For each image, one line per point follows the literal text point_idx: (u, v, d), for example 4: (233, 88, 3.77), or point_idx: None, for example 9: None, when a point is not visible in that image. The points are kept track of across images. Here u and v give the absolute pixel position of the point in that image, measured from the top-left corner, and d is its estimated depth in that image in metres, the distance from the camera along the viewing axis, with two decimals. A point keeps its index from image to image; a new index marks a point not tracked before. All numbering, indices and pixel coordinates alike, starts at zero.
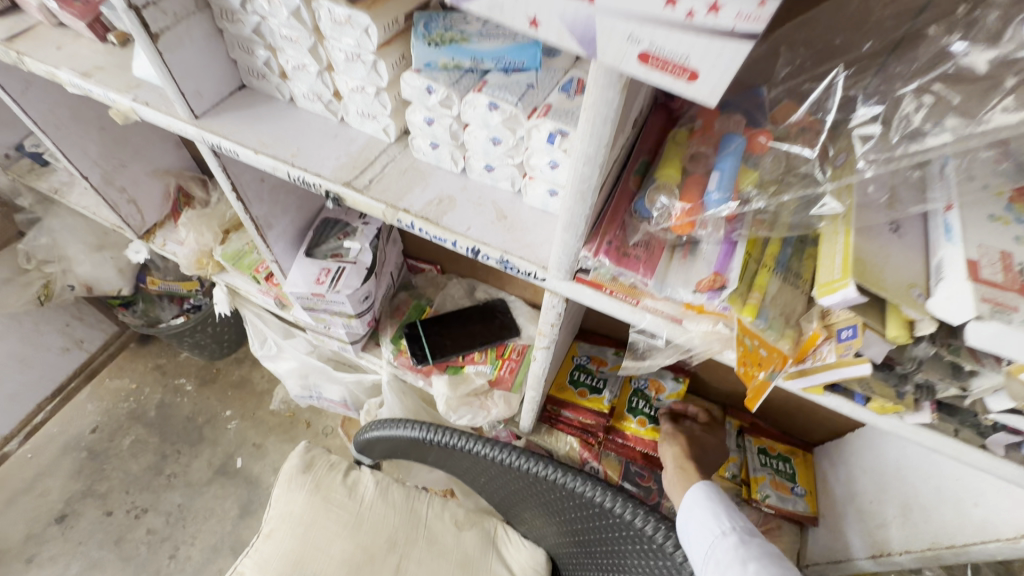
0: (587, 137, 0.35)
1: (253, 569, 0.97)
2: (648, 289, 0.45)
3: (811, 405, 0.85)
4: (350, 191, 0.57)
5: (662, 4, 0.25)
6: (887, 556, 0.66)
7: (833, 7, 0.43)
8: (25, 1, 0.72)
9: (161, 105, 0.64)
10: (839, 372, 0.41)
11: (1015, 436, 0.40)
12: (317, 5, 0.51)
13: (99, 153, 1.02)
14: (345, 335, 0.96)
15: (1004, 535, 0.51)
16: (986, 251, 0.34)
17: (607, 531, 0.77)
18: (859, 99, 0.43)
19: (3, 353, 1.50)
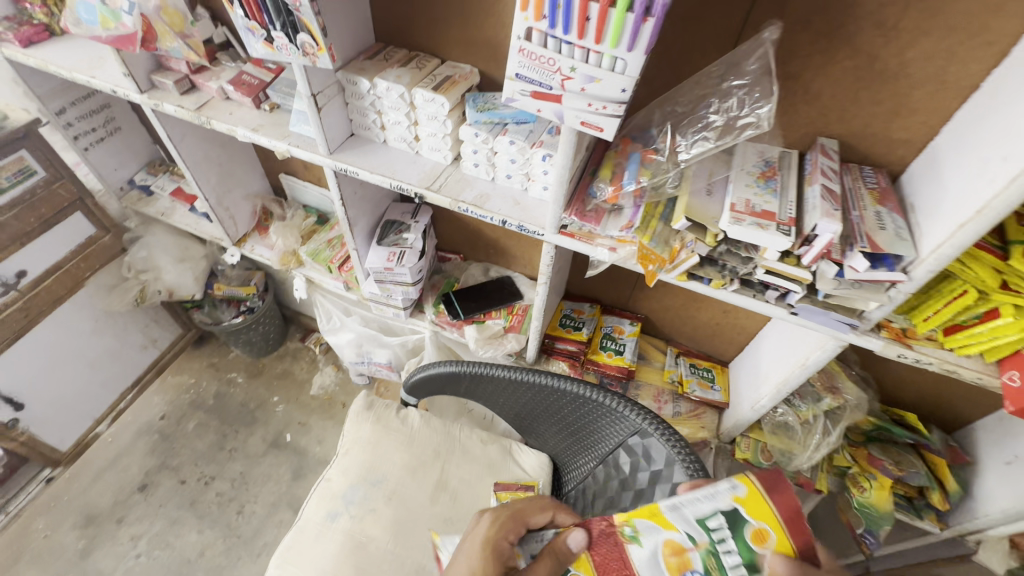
0: (563, 155, 0.79)
1: (338, 475, 1.34)
2: (598, 232, 0.89)
3: (722, 330, 1.28)
4: (429, 191, 0.99)
5: (587, 104, 0.68)
6: (759, 403, 1.09)
7: (675, 96, 0.86)
8: (206, 85, 1.14)
9: (306, 146, 1.05)
10: (687, 264, 0.83)
11: (777, 292, 0.83)
12: (414, 92, 0.94)
13: (216, 181, 1.42)
14: (401, 302, 1.36)
15: (800, 363, 0.95)
16: (740, 199, 0.77)
17: (589, 415, 1.14)
18: (679, 136, 0.82)
19: (101, 346, 1.85)
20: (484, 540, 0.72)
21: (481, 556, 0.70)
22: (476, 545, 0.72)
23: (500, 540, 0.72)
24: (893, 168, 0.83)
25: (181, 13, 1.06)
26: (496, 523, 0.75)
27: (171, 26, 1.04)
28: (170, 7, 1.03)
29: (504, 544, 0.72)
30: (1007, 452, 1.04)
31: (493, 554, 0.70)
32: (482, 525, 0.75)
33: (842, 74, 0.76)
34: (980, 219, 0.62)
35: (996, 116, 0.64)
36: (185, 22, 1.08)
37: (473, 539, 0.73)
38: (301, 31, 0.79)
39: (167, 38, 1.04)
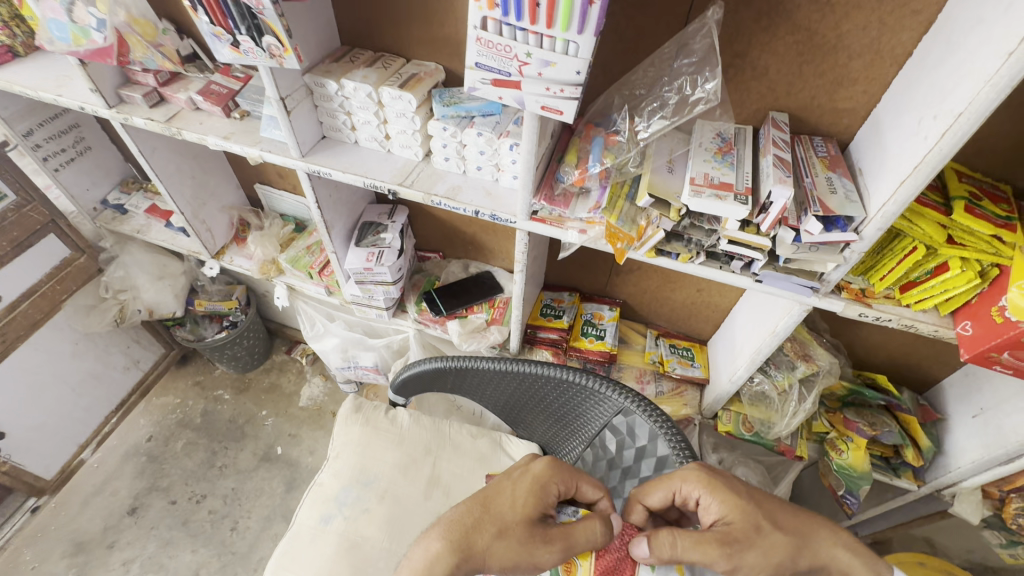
0: (528, 142, 0.81)
1: (330, 477, 1.34)
2: (568, 215, 0.92)
3: (698, 310, 1.31)
4: (402, 187, 1.01)
5: (545, 89, 0.70)
6: (736, 375, 1.12)
7: (634, 79, 0.89)
8: (175, 96, 1.14)
9: (279, 151, 1.06)
10: (653, 240, 0.86)
11: (742, 261, 0.86)
12: (381, 90, 0.96)
13: (191, 194, 1.42)
14: (383, 302, 1.37)
15: (771, 330, 0.99)
16: (698, 173, 0.79)
17: (574, 400, 1.16)
18: (640, 118, 0.86)
19: (82, 370, 1.82)
20: (533, 483, 0.78)
21: (527, 493, 0.77)
22: (524, 480, 0.78)
23: (548, 482, 0.78)
24: (841, 137, 0.87)
25: (153, 22, 1.09)
26: (550, 470, 0.80)
27: (142, 36, 1.07)
28: (141, 18, 1.06)
29: (551, 490, 0.78)
30: (973, 405, 1.09)
31: (540, 494, 0.77)
32: (535, 466, 0.80)
33: (786, 48, 0.80)
34: (917, 174, 0.66)
35: (928, 78, 0.68)
36: (158, 31, 1.10)
37: (523, 474, 0.79)
38: (265, 33, 0.81)
39: (139, 48, 1.08)
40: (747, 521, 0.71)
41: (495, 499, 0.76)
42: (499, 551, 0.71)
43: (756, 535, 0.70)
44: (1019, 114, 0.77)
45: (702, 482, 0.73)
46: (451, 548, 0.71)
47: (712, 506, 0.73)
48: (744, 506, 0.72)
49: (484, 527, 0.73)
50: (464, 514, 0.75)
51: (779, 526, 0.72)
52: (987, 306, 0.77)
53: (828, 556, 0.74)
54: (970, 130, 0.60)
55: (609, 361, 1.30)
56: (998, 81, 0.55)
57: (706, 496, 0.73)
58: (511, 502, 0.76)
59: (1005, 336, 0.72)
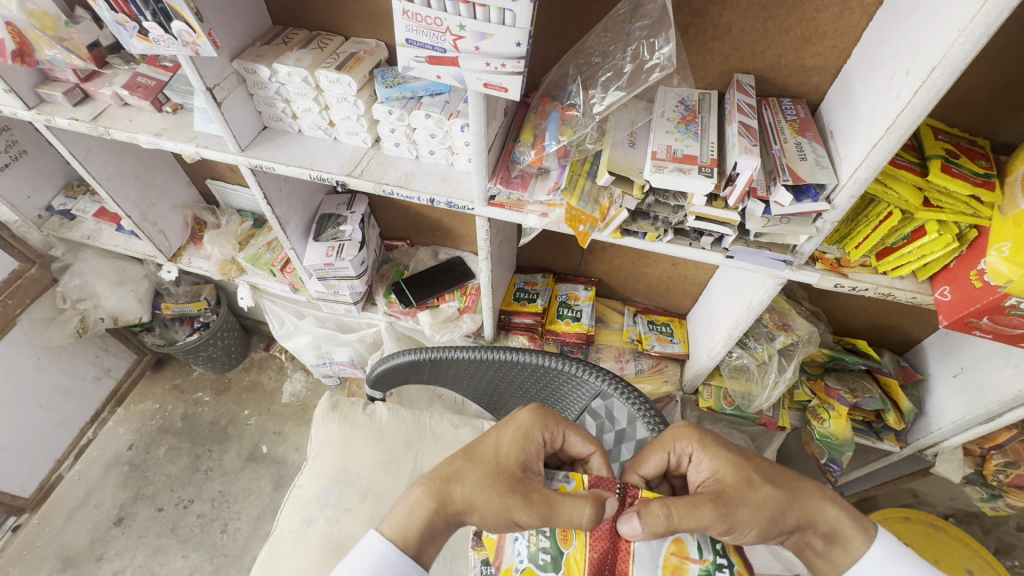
0: (477, 123, 0.74)
1: (310, 480, 1.24)
2: (527, 198, 0.86)
3: (674, 284, 1.28)
4: (350, 177, 0.95)
5: (485, 64, 0.64)
6: (714, 351, 1.10)
7: (588, 47, 0.82)
8: (100, 92, 1.05)
9: (216, 146, 0.99)
10: (617, 221, 0.81)
11: (712, 237, 0.81)
12: (318, 73, 0.88)
13: (136, 196, 1.34)
14: (350, 296, 1.32)
15: (749, 305, 0.95)
16: (660, 146, 0.74)
17: (549, 386, 1.02)
18: (597, 89, 0.79)
19: (47, 385, 1.73)
20: (516, 432, 0.67)
21: (509, 442, 0.66)
22: (508, 428, 0.67)
23: (534, 432, 0.67)
24: (811, 97, 0.82)
25: (53, 14, 0.97)
26: (537, 419, 0.68)
27: (43, 30, 0.96)
28: (37, 9, 0.94)
29: (536, 440, 0.67)
30: (953, 363, 1.07)
31: (523, 445, 0.66)
32: (521, 413, 0.69)
33: (748, 4, 0.73)
34: (890, 137, 0.60)
35: (900, 29, 0.62)
36: (61, 23, 0.98)
37: (506, 422, 0.68)
38: (174, 19, 0.74)
39: (42, 45, 0.98)
40: (739, 475, 0.62)
41: (478, 448, 0.67)
42: (481, 502, 0.63)
43: (748, 491, 0.61)
44: (991, 64, 0.72)
45: (693, 436, 0.64)
46: (431, 493, 0.65)
47: (703, 462, 0.64)
48: (736, 461, 0.63)
49: (465, 475, 0.65)
50: (447, 461, 0.67)
51: (770, 480, 0.62)
52: (965, 270, 0.74)
53: (816, 509, 0.64)
54: (945, 86, 0.55)
55: (586, 342, 1.27)
56: (974, 30, 0.50)
57: (699, 454, 0.64)
58: (492, 453, 0.66)
59: (984, 302, 0.69)
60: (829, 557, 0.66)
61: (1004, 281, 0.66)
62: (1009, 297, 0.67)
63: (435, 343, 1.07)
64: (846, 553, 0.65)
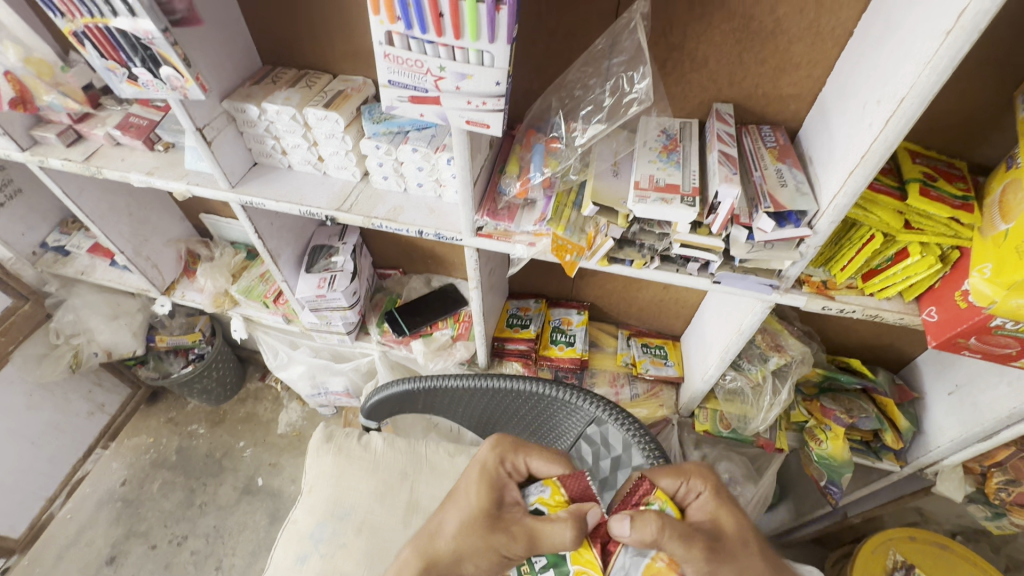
0: (461, 158, 0.75)
1: (304, 514, 1.21)
2: (514, 229, 0.86)
3: (667, 306, 1.28)
4: (340, 212, 0.95)
5: (467, 103, 0.65)
6: (708, 373, 1.09)
7: (570, 81, 0.84)
8: (93, 133, 1.07)
9: (208, 184, 1.00)
10: (603, 250, 0.82)
11: (699, 263, 0.82)
12: (306, 112, 0.90)
13: (130, 232, 1.35)
14: (343, 327, 1.32)
15: (741, 327, 0.94)
16: (643, 176, 0.75)
17: (544, 414, 1.01)
18: (580, 123, 0.81)
19: (41, 422, 1.71)
20: (481, 471, 0.68)
21: (476, 485, 0.67)
22: (473, 470, 0.69)
23: (495, 464, 0.69)
24: (790, 124, 0.83)
25: (50, 61, 1.02)
26: (497, 452, 0.70)
27: (39, 76, 1.00)
28: (36, 56, 0.99)
29: (500, 471, 0.68)
30: (948, 381, 1.06)
31: (491, 482, 0.67)
32: (483, 452, 0.71)
33: (723, 38, 0.75)
34: (865, 164, 0.62)
35: (869, 59, 0.64)
36: (57, 69, 1.03)
37: (472, 466, 0.70)
38: (162, 64, 0.76)
39: (41, 91, 1.01)
40: (738, 534, 0.61)
41: (454, 499, 0.68)
42: (468, 545, 0.62)
43: (740, 550, 0.59)
44: (963, 90, 0.74)
45: (711, 480, 0.63)
46: (418, 553, 0.65)
47: (708, 505, 0.62)
48: (738, 519, 0.62)
49: (446, 528, 0.65)
50: (432, 521, 0.69)
51: (765, 552, 0.61)
52: (950, 291, 0.74)
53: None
54: (914, 116, 0.56)
55: (580, 368, 1.26)
56: (938, 62, 0.51)
57: (709, 498, 0.62)
58: (464, 499, 0.66)
59: (971, 322, 0.69)
60: None
61: (989, 302, 0.66)
62: (995, 318, 0.67)
63: (434, 369, 1.06)
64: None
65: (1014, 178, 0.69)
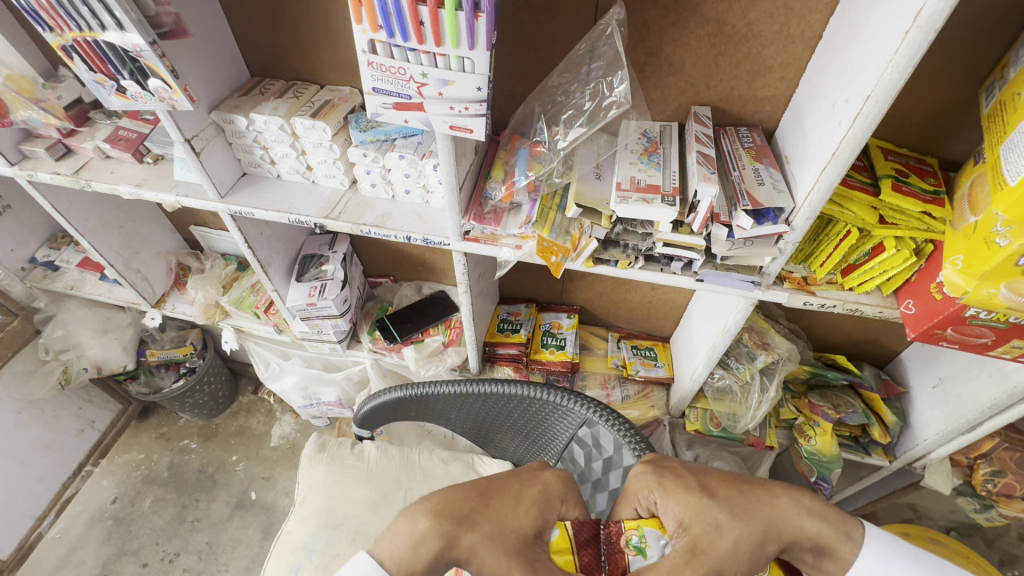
0: (447, 162, 0.76)
1: (297, 526, 1.20)
2: (500, 232, 0.88)
3: (655, 307, 1.29)
4: (328, 220, 0.96)
5: (450, 108, 0.67)
6: (697, 372, 1.10)
7: (551, 86, 0.86)
8: (81, 146, 1.07)
9: (197, 195, 1.01)
10: (587, 251, 0.84)
11: (682, 262, 0.83)
12: (293, 121, 0.91)
13: (119, 245, 1.35)
14: (335, 335, 1.32)
15: (725, 325, 0.96)
16: (625, 178, 0.76)
17: (537, 417, 1.01)
18: (562, 128, 0.82)
19: (28, 440, 1.68)
20: (539, 493, 0.61)
21: (529, 503, 0.60)
22: (532, 487, 0.61)
23: (556, 498, 0.62)
24: (766, 125, 0.86)
25: (29, 78, 1.03)
26: (561, 487, 0.63)
27: (19, 92, 1.01)
28: (14, 74, 1.01)
29: (557, 508, 0.61)
30: (932, 375, 1.08)
31: (542, 509, 0.60)
32: (547, 476, 0.64)
33: (698, 42, 0.78)
34: (837, 160, 0.63)
35: (837, 60, 0.66)
36: (37, 86, 1.04)
37: (529, 481, 0.62)
38: (150, 77, 0.78)
39: (19, 106, 1.01)
40: (704, 519, 0.56)
41: (497, 493, 0.60)
42: (492, 556, 0.54)
43: (716, 537, 0.55)
44: (930, 89, 0.77)
45: (653, 485, 0.61)
46: (439, 532, 0.55)
47: (667, 508, 0.59)
48: (699, 503, 0.58)
49: (477, 520, 0.57)
50: (459, 500, 0.59)
51: (738, 514, 0.57)
52: (926, 283, 0.76)
53: (793, 527, 0.58)
54: (880, 113, 0.58)
55: (571, 371, 1.27)
56: (899, 61, 0.53)
57: (661, 500, 0.60)
58: (510, 507, 0.58)
59: (946, 313, 0.71)
60: (821, 569, 0.60)
61: (961, 293, 0.68)
62: (968, 308, 0.69)
63: (423, 377, 1.06)
64: (836, 565, 0.59)
65: (981, 172, 0.71)
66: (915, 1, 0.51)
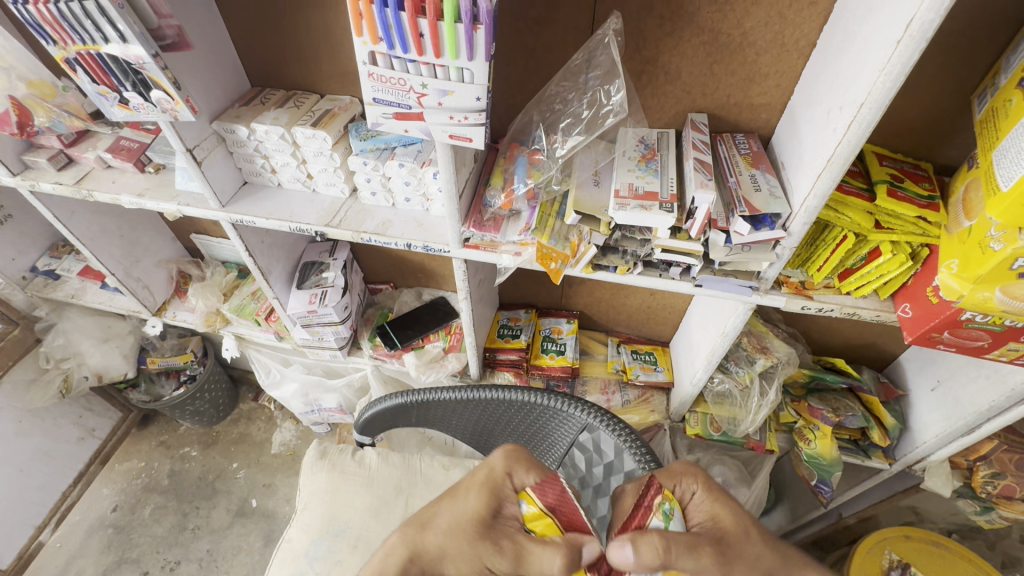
0: (447, 170, 0.77)
1: (298, 533, 1.20)
2: (500, 239, 0.88)
3: (654, 312, 1.30)
4: (329, 228, 0.97)
5: (450, 118, 0.68)
6: (697, 377, 1.11)
7: (549, 95, 0.87)
8: (84, 156, 1.08)
9: (198, 204, 1.01)
10: (586, 258, 0.84)
11: (680, 267, 0.84)
12: (294, 131, 0.92)
13: (121, 253, 1.35)
14: (335, 342, 1.32)
15: (725, 330, 0.97)
16: (623, 185, 0.77)
17: (538, 422, 1.01)
18: (560, 137, 0.83)
19: (28, 449, 1.67)
20: (485, 477, 0.62)
21: (479, 488, 0.61)
22: (478, 472, 0.62)
23: (502, 475, 0.62)
24: (763, 132, 0.86)
25: (50, 81, 1.01)
26: (508, 460, 0.63)
27: (42, 98, 1.00)
28: (36, 79, 0.98)
29: (508, 485, 0.61)
30: (931, 377, 1.09)
31: (492, 491, 0.61)
32: (491, 457, 0.64)
33: (694, 50, 0.79)
34: (832, 167, 0.64)
35: (831, 68, 0.67)
36: (58, 89, 1.02)
37: (478, 468, 0.64)
38: (152, 88, 0.78)
39: (42, 112, 1.02)
40: (739, 525, 0.58)
41: (451, 492, 0.62)
42: (456, 548, 0.57)
43: (744, 542, 0.57)
44: (923, 96, 0.78)
45: (700, 478, 0.62)
46: (404, 541, 0.60)
47: (704, 504, 0.60)
48: (739, 511, 0.59)
49: (437, 519, 0.61)
50: (424, 507, 0.63)
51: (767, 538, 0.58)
52: (922, 287, 0.77)
53: (799, 564, 0.58)
54: (874, 119, 0.58)
55: (571, 376, 1.28)
56: (891, 69, 0.54)
57: (701, 493, 0.61)
58: (461, 498, 0.61)
59: (942, 317, 0.72)
60: None
61: (957, 296, 0.68)
62: (965, 311, 0.69)
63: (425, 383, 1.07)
64: None
65: (975, 177, 0.71)
66: (907, 11, 0.52)
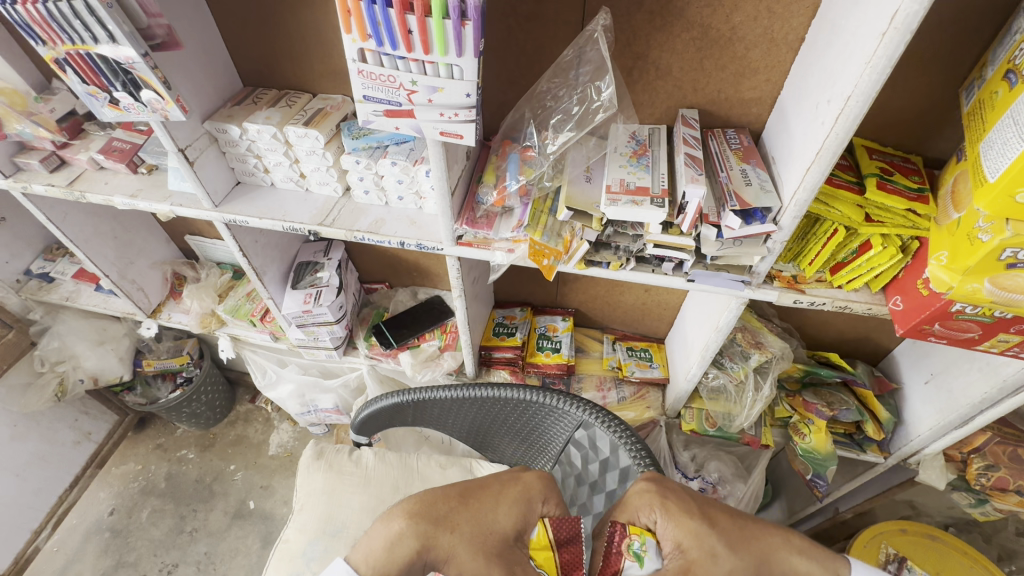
0: (439, 168, 0.77)
1: (295, 534, 1.20)
2: (492, 236, 0.88)
3: (649, 308, 1.30)
4: (322, 227, 0.97)
5: (440, 114, 0.68)
6: (691, 372, 1.11)
7: (541, 91, 0.87)
8: (76, 158, 1.08)
9: (191, 204, 1.01)
10: (579, 254, 0.85)
11: (673, 262, 0.84)
12: (286, 130, 0.92)
13: (115, 255, 1.35)
14: (331, 342, 1.32)
15: (719, 325, 0.97)
16: (614, 180, 0.77)
17: (534, 420, 1.01)
18: (552, 133, 0.83)
19: (24, 454, 1.66)
20: (520, 493, 0.60)
21: (510, 502, 0.59)
22: (514, 486, 0.61)
23: (536, 497, 0.61)
24: (754, 127, 0.87)
25: (22, 92, 1.06)
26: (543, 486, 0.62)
27: (12, 106, 1.04)
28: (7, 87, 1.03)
29: (538, 508, 0.60)
30: (924, 371, 1.09)
31: (523, 510, 0.59)
32: (529, 476, 0.63)
33: (684, 46, 0.79)
34: (821, 160, 0.65)
35: (819, 62, 0.68)
36: (30, 100, 1.06)
37: (509, 482, 0.62)
38: (143, 88, 0.79)
39: (11, 119, 1.04)
40: (703, 546, 0.54)
41: (477, 494, 0.60)
42: (469, 558, 0.54)
43: (711, 567, 0.53)
44: (912, 89, 0.78)
45: (655, 503, 0.57)
46: (417, 532, 0.56)
47: (667, 532, 0.56)
48: (699, 530, 0.55)
49: (459, 521, 0.57)
50: (441, 499, 0.59)
51: (734, 547, 0.55)
52: (912, 279, 0.77)
53: (781, 563, 0.56)
54: (860, 113, 0.59)
55: (566, 374, 1.28)
56: (878, 62, 0.54)
57: (661, 521, 0.56)
58: (491, 506, 0.58)
59: (932, 309, 0.72)
60: None
61: (947, 289, 0.69)
62: (954, 303, 0.70)
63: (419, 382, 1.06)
64: None
65: (963, 170, 0.72)
66: (891, 4, 0.52)
